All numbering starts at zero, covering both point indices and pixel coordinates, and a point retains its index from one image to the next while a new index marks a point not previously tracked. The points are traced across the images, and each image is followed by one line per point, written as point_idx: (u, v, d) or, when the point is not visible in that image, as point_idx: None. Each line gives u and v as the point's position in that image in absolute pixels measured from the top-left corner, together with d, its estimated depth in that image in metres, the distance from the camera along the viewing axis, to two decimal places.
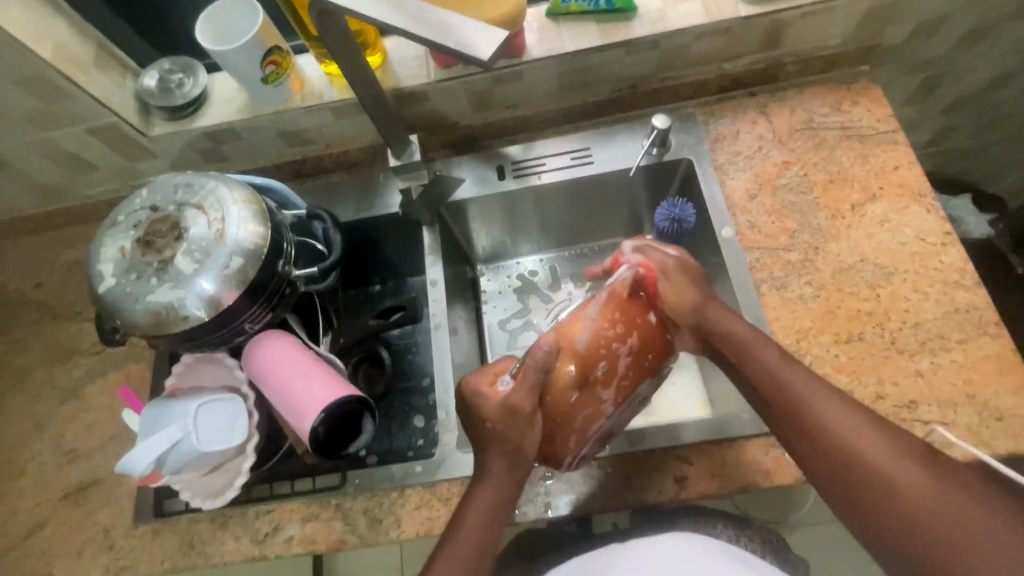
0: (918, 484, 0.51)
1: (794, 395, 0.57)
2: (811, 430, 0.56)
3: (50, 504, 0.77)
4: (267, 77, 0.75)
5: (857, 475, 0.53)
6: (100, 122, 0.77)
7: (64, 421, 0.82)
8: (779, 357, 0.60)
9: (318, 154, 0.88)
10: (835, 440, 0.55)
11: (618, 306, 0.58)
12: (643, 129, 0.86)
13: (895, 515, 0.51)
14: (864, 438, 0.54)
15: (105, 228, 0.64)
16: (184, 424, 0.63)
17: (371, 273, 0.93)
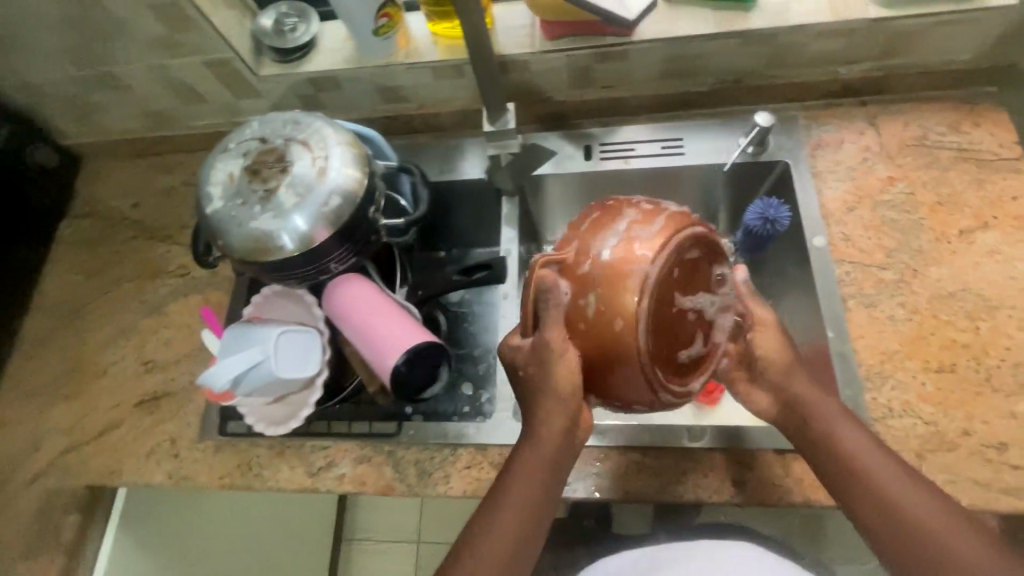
0: (912, 496, 0.53)
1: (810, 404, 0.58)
2: (821, 437, 0.57)
3: (126, 408, 0.82)
4: (379, 30, 0.77)
5: (858, 484, 0.55)
6: (216, 56, 0.80)
7: (146, 333, 0.86)
8: (835, 409, 0.58)
9: (410, 114, 0.89)
10: (841, 449, 0.56)
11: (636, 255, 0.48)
12: (743, 126, 0.83)
13: (891, 524, 0.53)
14: (869, 450, 0.56)
15: (216, 153, 0.67)
16: (264, 347, 0.66)
17: (437, 241, 0.92)
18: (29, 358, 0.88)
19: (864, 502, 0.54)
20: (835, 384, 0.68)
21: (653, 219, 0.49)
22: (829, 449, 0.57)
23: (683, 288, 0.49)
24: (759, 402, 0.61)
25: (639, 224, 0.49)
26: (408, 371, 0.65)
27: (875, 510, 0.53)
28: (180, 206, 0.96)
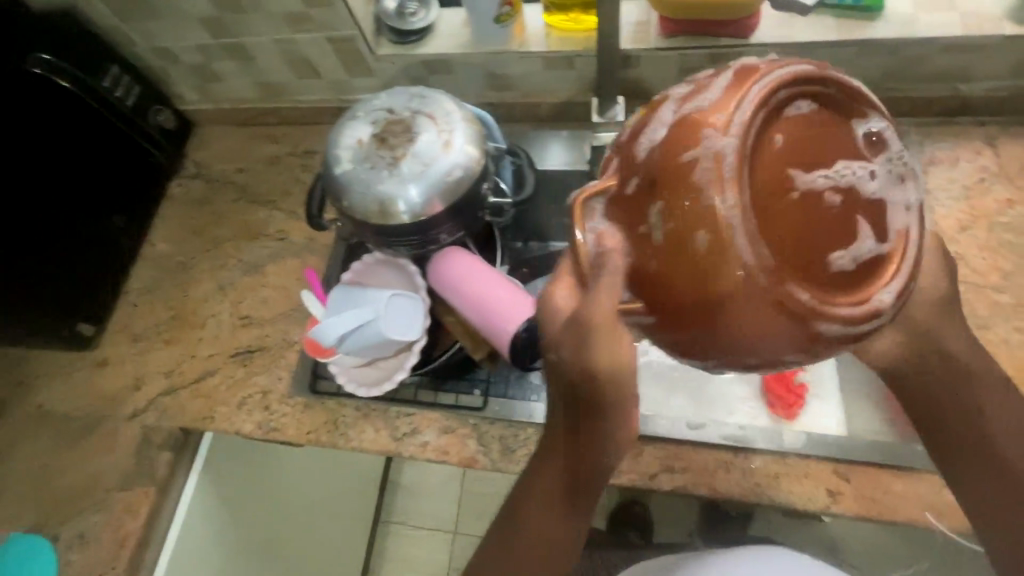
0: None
1: (966, 387, 0.48)
2: (965, 425, 0.48)
3: (222, 358, 0.86)
4: (500, 17, 0.80)
5: (993, 476, 0.48)
6: (342, 33, 0.85)
7: (244, 290, 0.91)
8: (986, 384, 0.47)
9: (513, 102, 0.92)
10: (987, 441, 0.48)
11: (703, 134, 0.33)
12: None
13: (1004, 505, 0.49)
14: (1016, 443, 0.48)
15: (345, 119, 0.70)
16: (375, 307, 0.68)
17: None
18: (134, 305, 0.94)
19: (987, 482, 0.49)
20: None
21: (711, 81, 0.35)
22: (972, 442, 0.48)
23: (804, 160, 0.33)
24: (883, 352, 0.48)
25: (728, 90, 0.34)
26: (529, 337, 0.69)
27: (998, 488, 0.48)
28: (282, 175, 1.01)
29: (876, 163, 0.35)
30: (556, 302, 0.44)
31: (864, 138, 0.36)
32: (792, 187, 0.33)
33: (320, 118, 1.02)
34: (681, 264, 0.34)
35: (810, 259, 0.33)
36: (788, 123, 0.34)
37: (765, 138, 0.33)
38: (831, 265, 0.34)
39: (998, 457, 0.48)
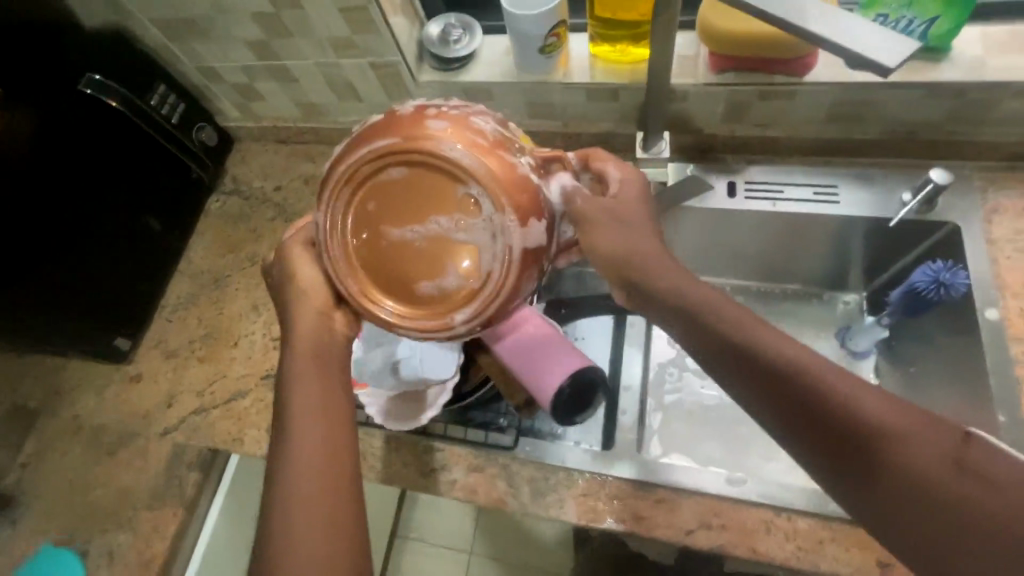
0: (908, 440, 0.45)
1: (761, 356, 0.51)
2: (780, 391, 0.50)
3: (253, 379, 0.86)
4: (546, 48, 0.78)
5: (837, 441, 0.47)
6: (385, 59, 0.84)
7: (277, 311, 0.91)
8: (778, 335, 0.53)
9: (553, 132, 0.90)
10: (826, 405, 0.48)
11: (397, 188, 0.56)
12: (906, 180, 0.79)
13: (834, 447, 0.47)
14: (845, 395, 0.48)
15: None
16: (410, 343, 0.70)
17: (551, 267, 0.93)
18: (169, 320, 0.95)
19: (813, 424, 0.48)
20: None
21: (392, 128, 0.56)
22: (789, 403, 0.49)
23: (418, 216, 0.55)
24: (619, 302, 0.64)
25: (355, 146, 0.56)
26: (572, 387, 0.61)
27: (826, 428, 0.47)
28: (318, 194, 1.01)
29: (469, 218, 0.55)
30: (295, 253, 0.64)
31: (460, 196, 0.54)
32: (391, 229, 0.56)
33: None
34: (356, 266, 0.58)
35: (409, 273, 0.57)
36: (387, 185, 0.56)
37: (379, 198, 0.57)
38: (429, 285, 0.57)
39: (803, 393, 0.49)
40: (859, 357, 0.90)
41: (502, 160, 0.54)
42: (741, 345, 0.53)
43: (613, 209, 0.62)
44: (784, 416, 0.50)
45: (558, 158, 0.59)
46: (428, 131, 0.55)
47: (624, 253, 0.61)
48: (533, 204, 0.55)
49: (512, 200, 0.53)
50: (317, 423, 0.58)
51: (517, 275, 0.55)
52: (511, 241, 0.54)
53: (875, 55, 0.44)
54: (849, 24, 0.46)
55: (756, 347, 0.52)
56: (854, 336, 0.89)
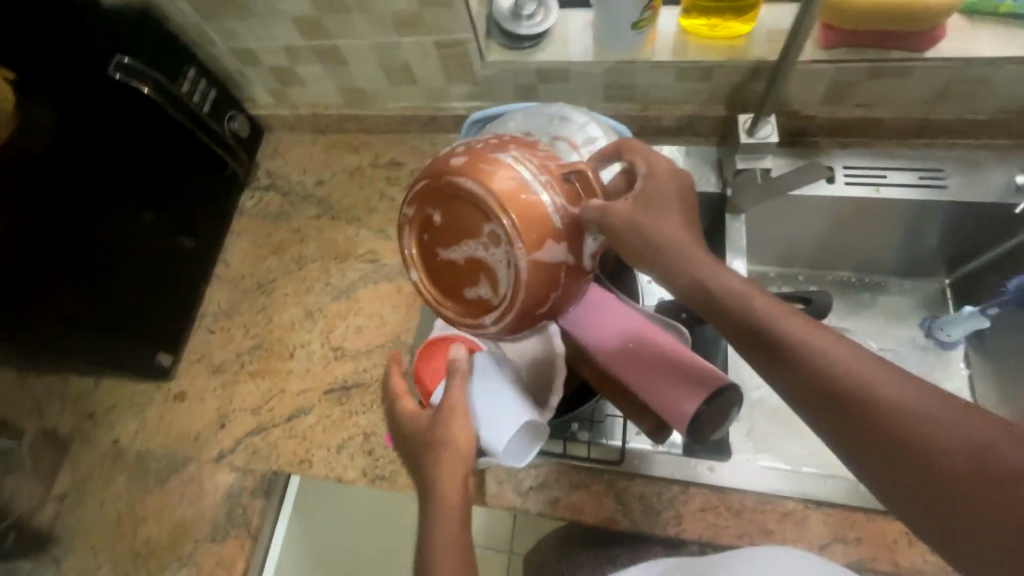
0: (959, 449, 0.38)
1: (794, 347, 0.46)
2: (818, 384, 0.44)
3: (315, 395, 0.79)
4: (639, 22, 0.71)
5: (876, 445, 0.41)
6: (454, 38, 0.76)
7: (334, 317, 0.83)
8: (791, 314, 0.47)
9: (631, 115, 0.83)
10: (848, 392, 0.43)
11: (433, 216, 0.56)
12: (1017, 162, 0.75)
13: (854, 430, 0.42)
14: (887, 397, 0.42)
15: None
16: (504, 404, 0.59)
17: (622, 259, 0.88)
18: (211, 331, 0.86)
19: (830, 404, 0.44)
20: None
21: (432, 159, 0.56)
22: (823, 399, 0.44)
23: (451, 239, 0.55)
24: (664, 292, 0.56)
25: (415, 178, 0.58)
26: (708, 410, 0.54)
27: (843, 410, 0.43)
28: (366, 188, 0.93)
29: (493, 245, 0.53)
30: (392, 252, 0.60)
31: (480, 227, 0.53)
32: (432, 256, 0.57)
33: (408, 126, 0.94)
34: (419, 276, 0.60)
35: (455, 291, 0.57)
36: (425, 215, 0.57)
37: (421, 229, 0.58)
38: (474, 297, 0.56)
39: (818, 374, 0.44)
40: (947, 347, 0.86)
41: (517, 185, 0.51)
42: (779, 337, 0.46)
43: (648, 202, 0.53)
44: (816, 411, 0.45)
45: (576, 168, 0.53)
46: (452, 163, 0.53)
47: (663, 240, 0.52)
48: (548, 228, 0.51)
49: (524, 229, 0.51)
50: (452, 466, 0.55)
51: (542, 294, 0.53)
52: (523, 269, 0.51)
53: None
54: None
55: (789, 339, 0.46)
56: (943, 326, 0.84)
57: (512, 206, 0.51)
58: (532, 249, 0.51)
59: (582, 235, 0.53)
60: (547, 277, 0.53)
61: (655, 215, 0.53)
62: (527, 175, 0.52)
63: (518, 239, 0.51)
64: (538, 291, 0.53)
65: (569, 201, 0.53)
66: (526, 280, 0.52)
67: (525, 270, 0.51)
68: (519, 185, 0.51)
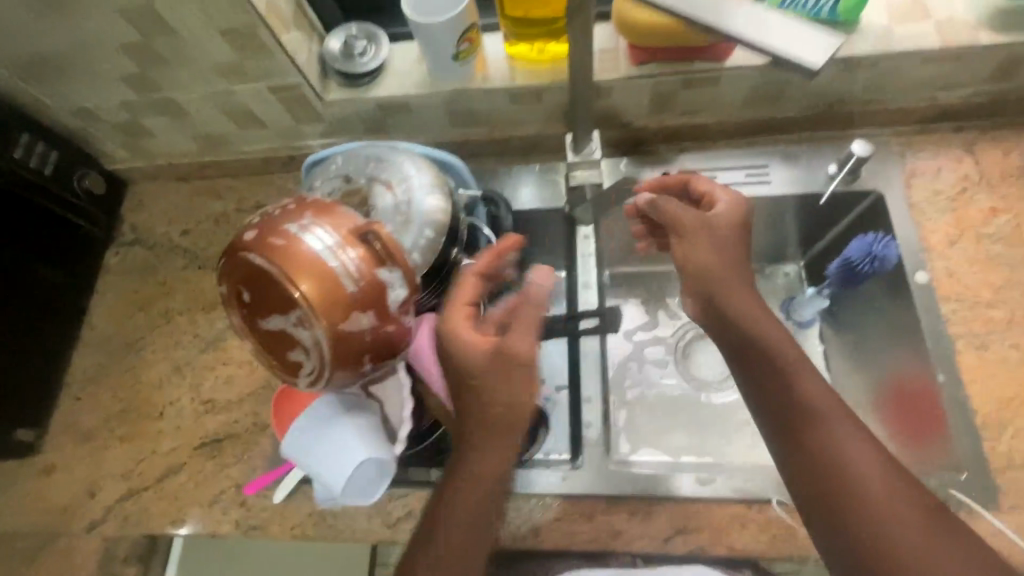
0: (887, 492, 0.51)
1: (784, 370, 0.57)
2: (814, 440, 0.54)
3: (187, 451, 0.78)
4: (459, 55, 0.73)
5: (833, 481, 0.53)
6: (284, 82, 0.76)
7: (204, 370, 0.83)
8: (810, 370, 0.57)
9: (478, 139, 0.86)
10: (835, 453, 0.53)
11: (243, 293, 0.57)
12: (833, 153, 0.79)
13: (832, 484, 0.52)
14: (856, 451, 0.53)
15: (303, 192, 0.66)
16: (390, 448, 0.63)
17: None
18: (77, 398, 0.84)
19: (817, 457, 0.54)
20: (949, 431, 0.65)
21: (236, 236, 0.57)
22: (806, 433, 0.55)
23: (262, 315, 0.57)
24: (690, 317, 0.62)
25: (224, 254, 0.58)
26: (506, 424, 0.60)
27: (828, 468, 0.53)
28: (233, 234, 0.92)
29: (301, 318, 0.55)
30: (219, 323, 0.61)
31: (285, 303, 0.55)
32: (250, 329, 0.59)
33: (269, 167, 0.93)
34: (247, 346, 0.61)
35: (279, 360, 0.59)
36: (236, 292, 0.58)
37: (236, 305, 0.59)
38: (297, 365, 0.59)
39: (817, 431, 0.54)
40: (804, 326, 0.84)
41: (310, 261, 0.54)
42: (795, 392, 0.56)
43: (706, 224, 0.62)
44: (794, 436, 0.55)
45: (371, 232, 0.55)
46: (249, 243, 0.55)
47: (716, 267, 0.61)
48: (347, 299, 0.54)
49: (323, 305, 0.54)
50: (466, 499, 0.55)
51: (357, 356, 0.57)
52: (329, 339, 0.55)
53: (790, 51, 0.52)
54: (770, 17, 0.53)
55: (804, 399, 0.56)
56: (798, 306, 0.83)
57: (309, 283, 0.53)
58: (333, 320, 0.54)
59: (384, 295, 0.56)
60: (358, 340, 0.56)
61: (712, 244, 0.61)
62: (320, 249, 0.54)
63: (320, 313, 0.54)
64: (353, 354, 0.56)
65: (365, 264, 0.55)
66: (336, 348, 0.55)
67: (330, 341, 0.54)
68: (314, 262, 0.54)
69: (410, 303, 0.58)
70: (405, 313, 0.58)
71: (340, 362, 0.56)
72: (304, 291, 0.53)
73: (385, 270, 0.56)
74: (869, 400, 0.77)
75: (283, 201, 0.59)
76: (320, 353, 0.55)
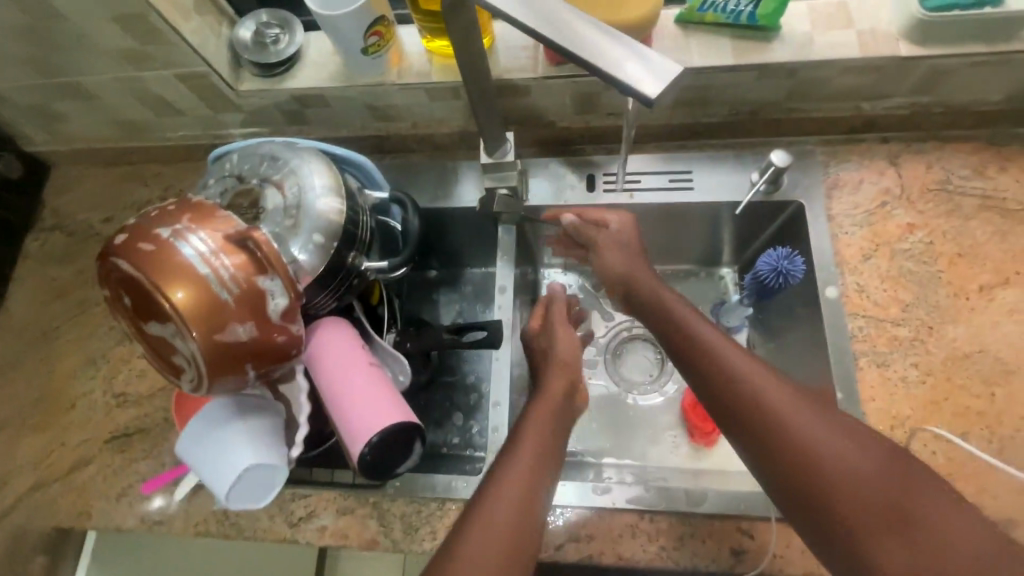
0: (845, 454, 0.51)
1: (710, 354, 0.60)
2: (756, 422, 0.55)
3: (97, 444, 0.78)
4: (368, 49, 0.70)
5: (824, 481, 0.51)
6: (191, 70, 0.73)
7: (118, 363, 0.82)
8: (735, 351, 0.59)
9: (403, 134, 0.84)
10: (784, 432, 0.53)
11: (120, 299, 0.56)
12: (757, 160, 0.78)
13: (791, 465, 0.52)
14: (821, 437, 0.52)
15: (197, 191, 0.64)
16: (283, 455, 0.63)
17: (429, 257, 0.91)
18: None
19: (768, 440, 0.54)
20: None
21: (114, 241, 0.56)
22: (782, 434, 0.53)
23: (139, 322, 0.56)
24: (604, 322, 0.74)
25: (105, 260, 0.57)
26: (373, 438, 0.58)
27: (783, 446, 0.53)
28: None
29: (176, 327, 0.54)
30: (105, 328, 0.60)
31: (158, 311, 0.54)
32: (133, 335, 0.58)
33: (193, 155, 0.91)
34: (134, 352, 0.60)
35: (165, 367, 0.58)
36: (115, 298, 0.57)
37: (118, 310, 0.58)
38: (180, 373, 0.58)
39: (759, 412, 0.55)
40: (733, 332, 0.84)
41: (180, 269, 0.53)
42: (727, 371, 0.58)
43: (620, 238, 0.72)
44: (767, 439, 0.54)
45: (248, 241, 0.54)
46: (124, 249, 0.54)
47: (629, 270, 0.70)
48: (222, 308, 0.53)
49: (195, 314, 0.53)
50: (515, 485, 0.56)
51: (237, 365, 0.56)
52: (202, 348, 0.53)
53: (600, 67, 0.37)
54: (587, 28, 0.39)
55: (735, 377, 0.57)
56: (725, 313, 0.84)
57: (182, 291, 0.52)
58: (206, 329, 0.53)
59: (262, 303, 0.55)
60: (236, 350, 0.55)
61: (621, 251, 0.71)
62: (194, 257, 0.53)
63: (192, 322, 0.53)
64: (232, 363, 0.55)
65: (242, 273, 0.54)
66: (211, 358, 0.54)
67: (202, 350, 0.53)
68: (187, 270, 0.53)
69: (295, 311, 0.57)
70: (289, 321, 0.57)
71: (218, 372, 0.55)
72: (175, 299, 0.52)
73: (264, 279, 0.55)
74: None
75: (163, 204, 0.57)
76: (196, 362, 0.54)
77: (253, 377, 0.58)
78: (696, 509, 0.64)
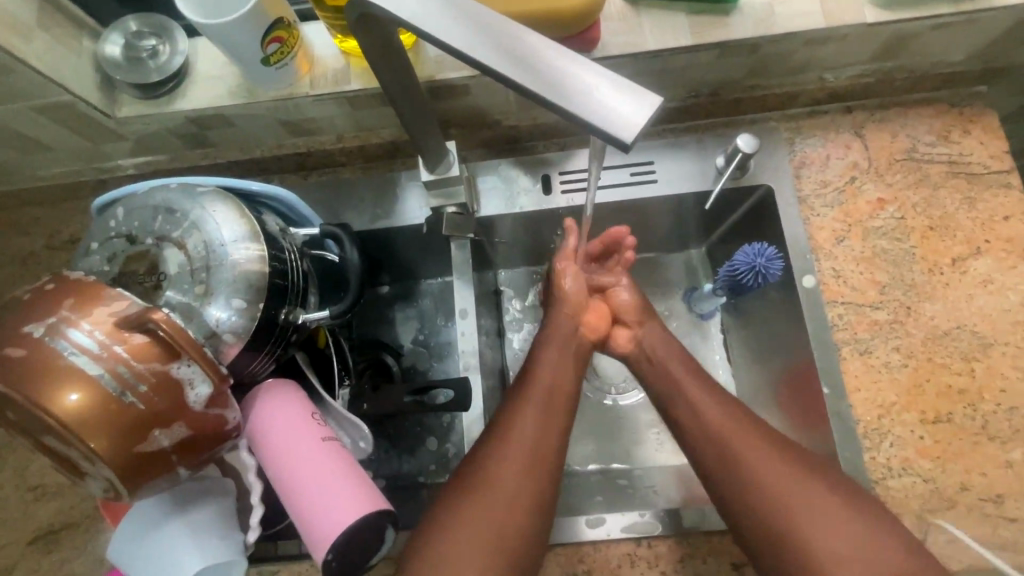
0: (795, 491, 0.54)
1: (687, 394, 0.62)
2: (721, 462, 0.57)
3: (18, 548, 0.67)
4: (270, 58, 0.59)
5: (770, 514, 0.53)
6: (51, 101, 0.60)
7: (26, 450, 0.70)
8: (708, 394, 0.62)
9: (326, 148, 0.73)
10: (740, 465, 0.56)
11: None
12: (722, 143, 0.72)
13: (749, 498, 0.55)
14: (775, 472, 0.55)
15: (80, 257, 0.53)
16: (240, 547, 0.55)
17: (379, 272, 0.81)
18: None
19: (727, 473, 0.57)
20: (830, 442, 0.64)
21: None
22: (732, 474, 0.56)
23: (25, 437, 0.45)
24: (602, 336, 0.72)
25: None
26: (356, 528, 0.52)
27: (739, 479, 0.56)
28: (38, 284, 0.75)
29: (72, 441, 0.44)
30: None
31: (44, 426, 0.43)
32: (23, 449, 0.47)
33: (76, 194, 0.76)
34: None
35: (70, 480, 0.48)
36: None
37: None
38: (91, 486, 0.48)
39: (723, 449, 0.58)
40: (706, 318, 0.81)
41: (61, 377, 0.43)
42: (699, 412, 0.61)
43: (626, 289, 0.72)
44: (720, 483, 0.57)
45: (150, 326, 0.44)
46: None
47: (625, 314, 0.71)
48: (128, 410, 0.44)
49: (94, 425, 0.43)
50: (513, 497, 0.54)
51: (160, 470, 0.47)
52: (110, 462, 0.44)
53: (558, 99, 0.32)
54: (543, 54, 0.34)
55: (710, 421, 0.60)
56: (697, 301, 0.80)
57: (72, 399, 0.42)
58: (111, 439, 0.43)
59: (180, 396, 0.46)
60: (156, 455, 0.46)
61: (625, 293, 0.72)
62: (84, 353, 0.43)
63: (91, 435, 0.43)
64: (154, 469, 0.46)
65: (148, 364, 0.45)
66: (124, 470, 0.45)
67: (112, 464, 0.44)
68: (76, 372, 0.43)
69: (223, 395, 0.49)
70: (219, 406, 0.49)
71: (137, 483, 0.46)
72: (64, 410, 0.42)
73: (177, 365, 0.46)
74: (764, 395, 0.75)
75: (33, 288, 0.46)
76: (107, 476, 0.45)
77: (184, 475, 0.49)
78: (692, 529, 0.62)
